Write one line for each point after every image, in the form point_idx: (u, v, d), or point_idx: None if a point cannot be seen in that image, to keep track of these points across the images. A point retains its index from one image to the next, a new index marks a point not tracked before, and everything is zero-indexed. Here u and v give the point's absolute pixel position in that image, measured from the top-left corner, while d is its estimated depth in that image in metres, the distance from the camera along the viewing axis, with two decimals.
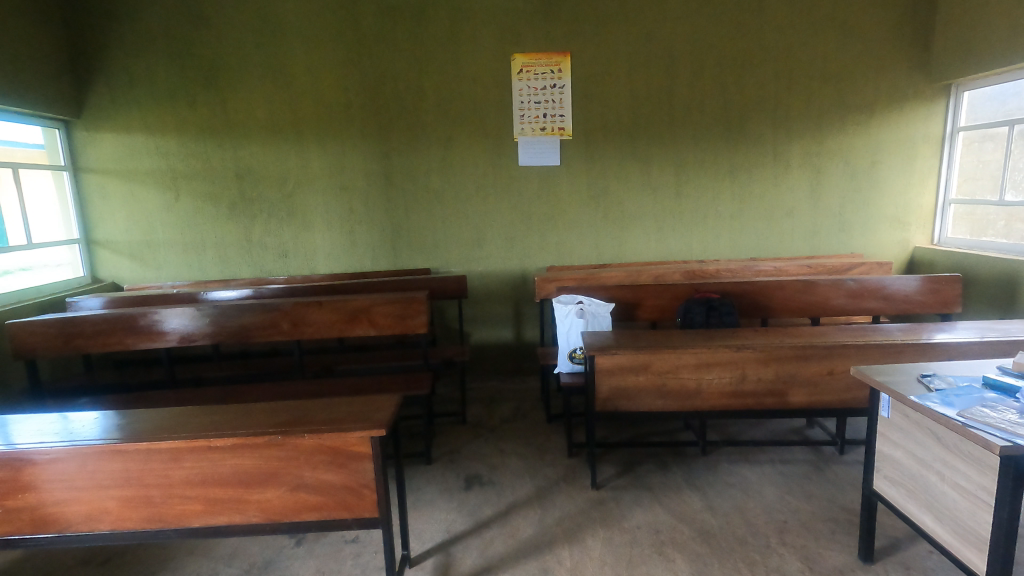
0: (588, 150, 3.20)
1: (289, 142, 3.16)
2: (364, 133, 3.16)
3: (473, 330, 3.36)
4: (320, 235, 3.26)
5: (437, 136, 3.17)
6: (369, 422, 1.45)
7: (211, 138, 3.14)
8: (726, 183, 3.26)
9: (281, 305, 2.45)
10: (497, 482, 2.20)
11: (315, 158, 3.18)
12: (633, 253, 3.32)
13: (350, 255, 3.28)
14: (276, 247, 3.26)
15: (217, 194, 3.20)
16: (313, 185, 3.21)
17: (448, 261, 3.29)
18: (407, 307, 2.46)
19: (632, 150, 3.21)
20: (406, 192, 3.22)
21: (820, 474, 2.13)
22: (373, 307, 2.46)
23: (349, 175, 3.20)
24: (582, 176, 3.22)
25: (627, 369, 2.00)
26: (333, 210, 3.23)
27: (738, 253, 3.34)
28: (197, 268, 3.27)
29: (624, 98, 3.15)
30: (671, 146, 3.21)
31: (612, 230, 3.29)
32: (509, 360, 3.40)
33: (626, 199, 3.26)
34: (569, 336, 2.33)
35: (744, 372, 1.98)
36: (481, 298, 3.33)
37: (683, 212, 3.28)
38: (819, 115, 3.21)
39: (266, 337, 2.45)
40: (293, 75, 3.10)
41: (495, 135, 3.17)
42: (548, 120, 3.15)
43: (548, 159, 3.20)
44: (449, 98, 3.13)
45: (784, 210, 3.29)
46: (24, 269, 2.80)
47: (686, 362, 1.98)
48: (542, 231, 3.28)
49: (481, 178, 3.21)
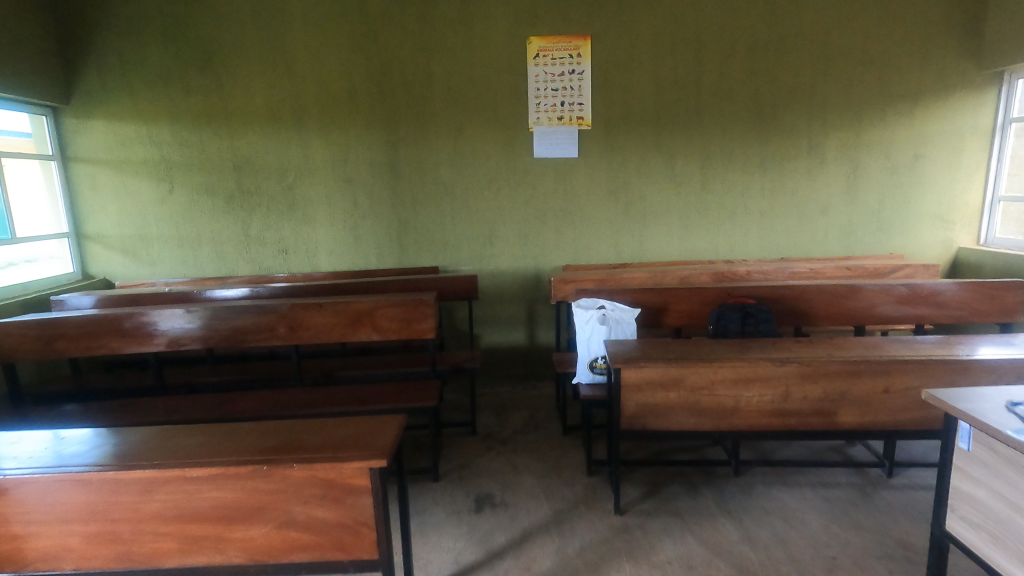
0: (608, 142, 2.98)
1: (290, 131, 2.97)
2: (368, 122, 2.96)
3: (483, 332, 3.17)
4: (322, 231, 3.07)
5: (448, 126, 2.97)
6: (367, 451, 1.26)
7: (208, 126, 2.96)
8: (756, 178, 3.03)
9: (277, 308, 2.25)
10: (510, 503, 2.01)
11: (316, 149, 2.99)
12: (654, 252, 3.11)
13: (354, 251, 3.10)
14: (276, 243, 3.08)
15: (214, 187, 3.02)
16: (315, 178, 3.02)
17: (458, 259, 3.10)
18: (415, 312, 2.27)
19: (656, 141, 2.99)
20: (413, 186, 3.03)
21: (868, 501, 1.93)
22: (376, 310, 2.26)
23: (353, 168, 3.01)
24: (601, 170, 3.01)
25: (658, 384, 1.80)
26: (336, 205, 3.04)
27: (767, 253, 3.12)
28: (192, 265, 3.09)
29: (647, 86, 2.93)
30: (698, 138, 2.99)
31: (633, 228, 3.08)
32: (521, 364, 3.20)
33: (648, 194, 3.05)
34: (591, 345, 2.13)
35: (788, 390, 1.77)
36: (492, 298, 3.13)
37: (709, 208, 3.07)
38: (859, 104, 2.97)
39: (261, 341, 2.27)
40: (294, 59, 2.90)
41: (508, 124, 2.96)
42: (566, 109, 2.94)
43: (565, 151, 2.99)
44: (460, 86, 2.93)
45: (817, 207, 3.07)
46: (28, 262, 2.76)
47: (723, 377, 1.78)
48: (558, 229, 3.07)
49: (493, 172, 3.01)
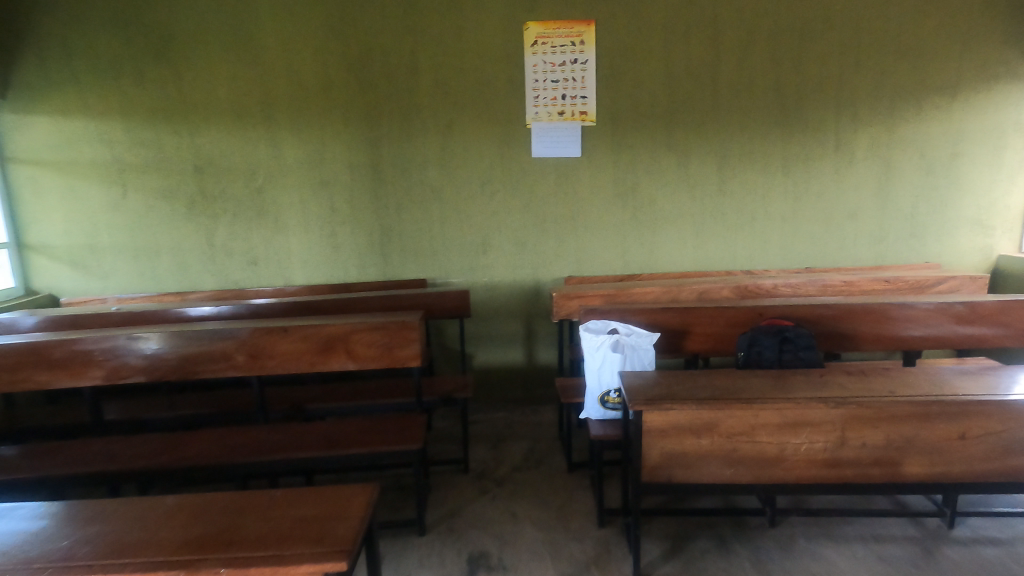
0: (616, 139, 2.68)
1: (258, 128, 2.64)
2: (347, 117, 2.64)
3: (477, 351, 2.86)
4: (296, 239, 2.75)
5: (436, 123, 2.65)
6: (322, 547, 0.95)
7: (165, 122, 2.62)
8: (778, 180, 2.74)
9: (234, 333, 1.92)
10: (509, 565, 1.70)
11: (288, 148, 2.66)
12: (666, 262, 2.81)
13: (333, 262, 2.78)
14: (244, 253, 2.75)
15: (173, 191, 2.68)
16: (287, 180, 2.69)
17: (449, 270, 2.79)
18: (398, 337, 1.96)
19: (668, 138, 2.69)
20: (398, 189, 2.71)
21: (931, 562, 1.63)
22: (351, 335, 1.95)
23: (330, 169, 2.69)
24: (607, 172, 2.71)
25: (687, 429, 1.50)
26: (311, 210, 2.72)
27: (790, 263, 2.83)
28: (150, 277, 2.76)
29: (659, 78, 2.63)
30: (715, 134, 2.69)
31: (642, 236, 2.78)
32: (519, 386, 2.90)
33: (659, 197, 2.74)
34: (602, 376, 1.83)
35: (844, 436, 1.47)
36: (487, 314, 2.82)
37: (726, 213, 2.77)
38: (892, 98, 2.68)
39: (216, 372, 1.94)
40: (261, 46, 2.57)
41: (504, 120, 2.65)
42: (568, 103, 2.63)
43: (567, 149, 2.68)
44: (449, 77, 2.61)
45: (844, 211, 2.78)
46: None
47: (766, 421, 1.47)
48: (560, 236, 2.77)
49: (487, 173, 2.70)
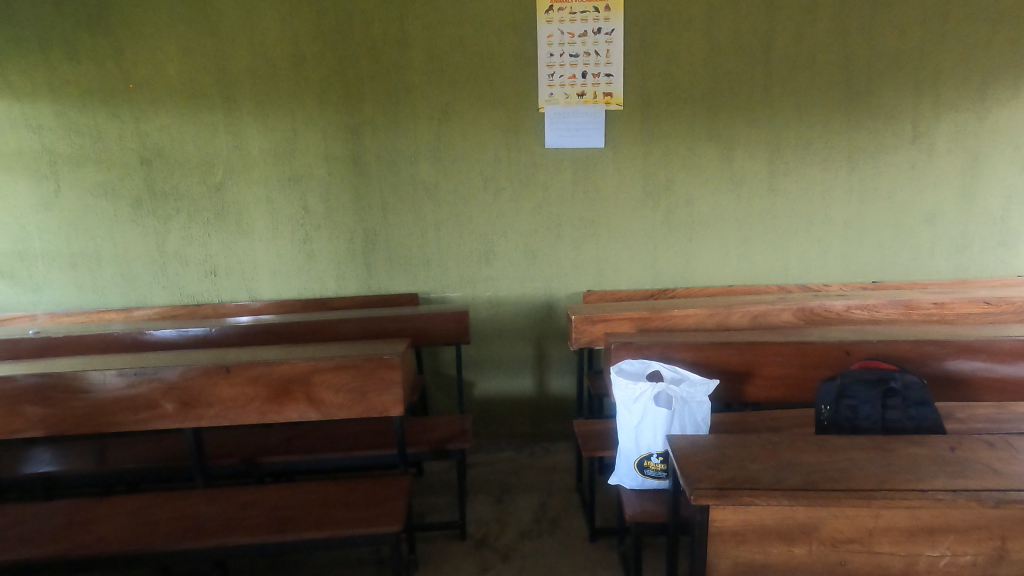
0: (646, 126, 2.22)
1: (215, 113, 2.20)
2: (322, 100, 2.20)
3: (477, 379, 2.42)
4: (263, 246, 2.31)
5: (429, 107, 2.20)
6: None
7: (104, 104, 2.18)
8: (841, 177, 2.28)
9: (161, 374, 1.48)
10: None
11: (252, 137, 2.22)
12: (704, 275, 2.36)
13: (307, 273, 2.34)
14: (201, 261, 2.32)
15: (115, 187, 2.24)
16: (251, 174, 2.25)
17: (445, 282, 2.34)
18: (374, 378, 1.52)
19: (709, 125, 2.23)
20: (384, 186, 2.26)
21: None
22: (313, 376, 1.51)
23: (302, 161, 2.24)
24: (635, 167, 2.25)
25: (774, 534, 1.05)
26: (280, 211, 2.28)
27: (853, 277, 2.37)
28: (90, 290, 2.33)
29: (700, 51, 2.17)
30: (767, 121, 2.23)
31: (677, 243, 2.33)
32: (528, 419, 2.45)
33: (697, 197, 2.29)
34: (640, 436, 1.39)
35: (1003, 547, 1.02)
36: (490, 335, 2.38)
37: (778, 216, 2.31)
38: (984, 76, 2.21)
39: (137, 424, 1.49)
40: (219, 12, 2.13)
41: (511, 104, 2.20)
42: (589, 82, 2.17)
43: (588, 139, 2.22)
44: (444, 50, 2.16)
45: (920, 214, 2.32)
46: None
47: (890, 525, 1.03)
48: (577, 244, 2.32)
49: (490, 167, 2.25)
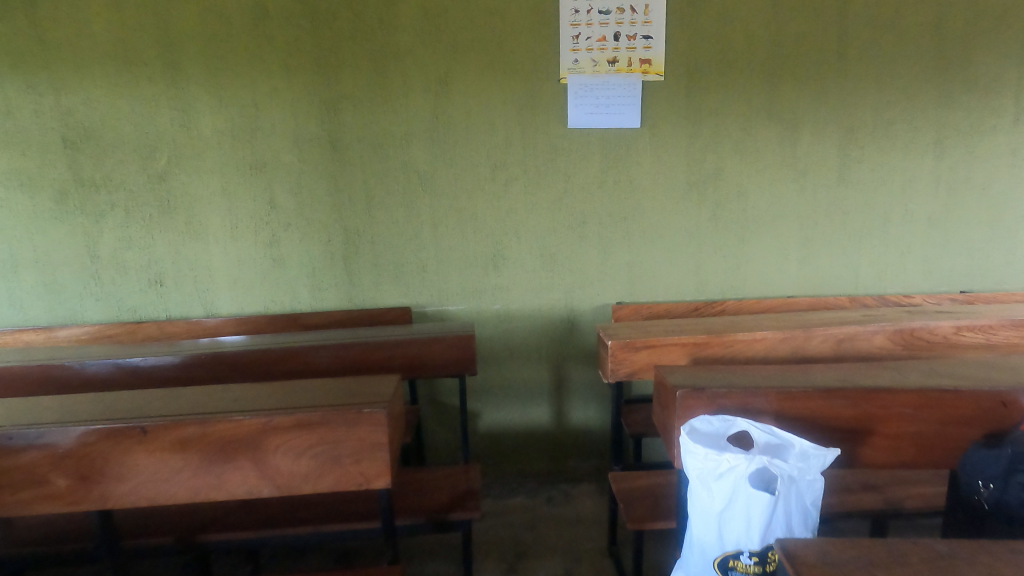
0: (692, 101, 1.80)
1: (157, 83, 1.76)
2: (290, 67, 1.76)
3: (483, 409, 2.01)
4: (219, 249, 1.88)
5: (425, 77, 1.77)
6: None
7: (14, 71, 1.73)
8: (927, 165, 1.88)
9: (48, 439, 1.05)
10: None
11: (204, 114, 1.78)
12: (759, 284, 1.95)
13: (275, 283, 1.91)
14: (143, 267, 1.88)
15: (31, 176, 1.79)
16: (203, 160, 1.81)
17: (444, 292, 1.92)
18: (349, 440, 1.10)
19: (770, 101, 1.81)
20: (369, 175, 1.83)
21: None
22: (264, 438, 1.09)
23: (266, 144, 1.81)
24: (677, 152, 1.83)
25: None
26: (240, 206, 1.85)
27: (935, 285, 1.98)
28: (5, 303, 1.89)
29: (761, 6, 1.74)
30: (840, 95, 1.82)
31: (726, 245, 1.92)
32: (543, 456, 2.05)
33: (752, 190, 1.88)
34: (726, 527, 0.98)
35: None
36: (499, 356, 1.97)
37: (850, 212, 1.91)
38: None
39: (17, 507, 1.07)
40: None
41: (526, 73, 1.77)
42: (623, 45, 1.74)
43: (620, 117, 1.80)
44: (442, 4, 1.73)
45: (1018, 210, 1.93)
46: None
47: None
48: (605, 246, 1.90)
49: (500, 153, 1.82)
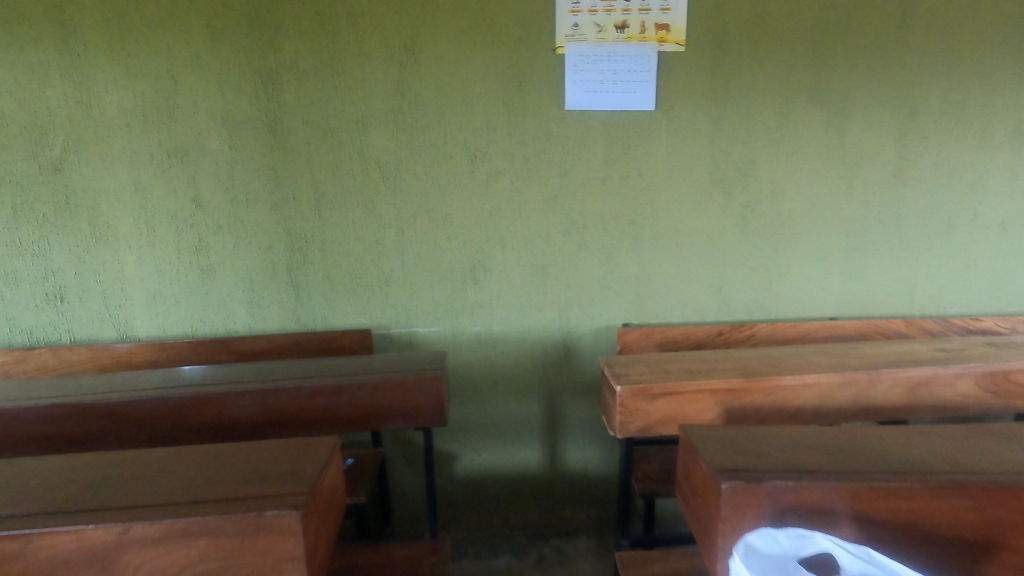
0: (719, 78, 1.45)
1: (45, 48, 1.39)
2: (214, 30, 1.39)
3: (461, 450, 1.67)
4: (132, 257, 1.52)
5: (385, 43, 1.41)
6: None
7: None
8: (1001, 161, 1.54)
9: None
10: None
11: (107, 89, 1.42)
12: (794, 303, 1.62)
13: (204, 298, 1.56)
14: (37, 280, 1.52)
15: None
16: (109, 147, 1.45)
17: (413, 312, 1.57)
18: (245, 554, 0.76)
19: (814, 79, 1.46)
20: (316, 166, 1.47)
21: None
22: (118, 554, 0.74)
23: (187, 126, 1.44)
24: (700, 141, 1.48)
25: None
26: (157, 204, 1.49)
27: (1003, 305, 1.65)
28: None
29: None
30: (901, 72, 1.47)
31: (756, 255, 1.58)
32: (532, 505, 1.72)
33: (790, 190, 1.53)
34: None
35: None
36: (479, 388, 1.62)
37: (906, 217, 1.57)
38: None
39: None
40: None
41: (512, 41, 1.41)
42: (634, 7, 1.39)
43: (630, 97, 1.44)
44: None
45: None
46: None
47: None
48: (610, 257, 1.56)
49: (481, 140, 1.47)
